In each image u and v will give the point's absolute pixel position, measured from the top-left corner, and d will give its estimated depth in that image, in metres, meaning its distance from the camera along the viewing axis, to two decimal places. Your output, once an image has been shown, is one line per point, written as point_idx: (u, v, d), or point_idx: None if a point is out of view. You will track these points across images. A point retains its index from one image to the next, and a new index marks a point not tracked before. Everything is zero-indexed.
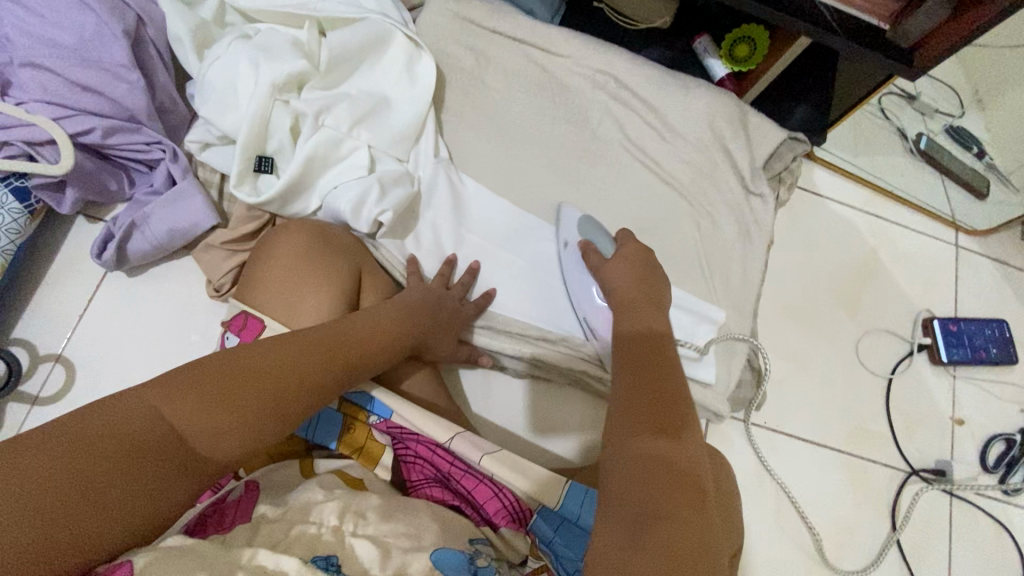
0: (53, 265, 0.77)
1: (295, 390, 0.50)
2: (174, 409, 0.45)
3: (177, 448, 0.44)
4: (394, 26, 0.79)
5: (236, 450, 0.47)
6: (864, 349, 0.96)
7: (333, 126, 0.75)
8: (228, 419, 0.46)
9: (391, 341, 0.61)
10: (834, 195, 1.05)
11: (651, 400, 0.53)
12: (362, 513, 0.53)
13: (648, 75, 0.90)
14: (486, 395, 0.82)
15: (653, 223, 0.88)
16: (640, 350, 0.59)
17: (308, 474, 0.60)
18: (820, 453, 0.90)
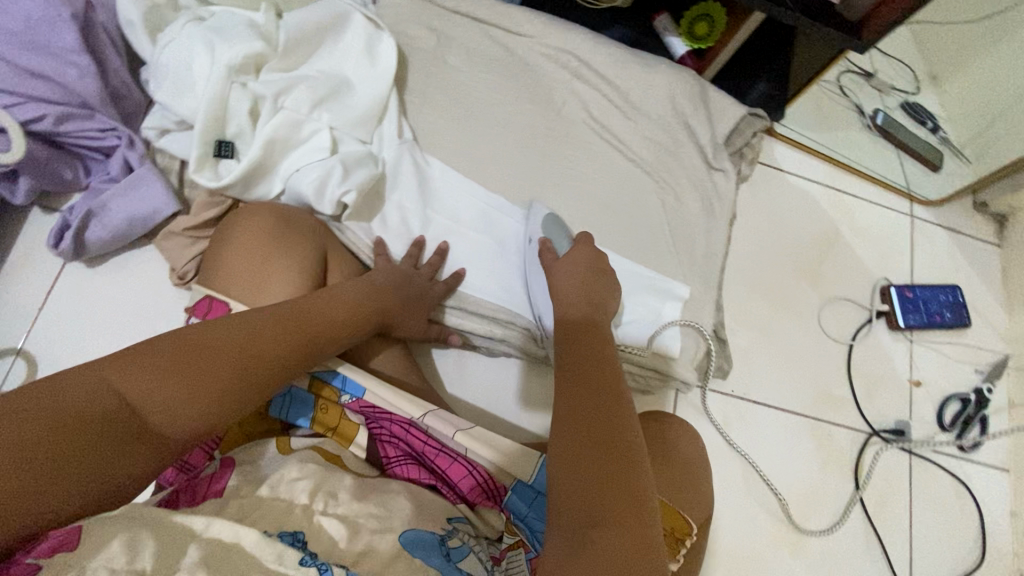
0: (9, 258, 0.75)
1: (260, 363, 0.51)
2: (132, 381, 0.45)
3: (136, 421, 0.44)
4: (353, 7, 0.79)
5: (197, 423, 0.47)
6: (826, 318, 0.99)
7: (294, 108, 0.75)
8: (189, 390, 0.46)
9: (357, 320, 0.62)
10: (796, 169, 1.07)
11: (582, 393, 0.53)
12: (334, 494, 0.55)
13: (610, 54, 0.91)
14: (459, 375, 0.82)
15: (619, 199, 0.89)
16: (581, 342, 0.59)
17: (286, 450, 0.60)
18: (786, 419, 0.93)
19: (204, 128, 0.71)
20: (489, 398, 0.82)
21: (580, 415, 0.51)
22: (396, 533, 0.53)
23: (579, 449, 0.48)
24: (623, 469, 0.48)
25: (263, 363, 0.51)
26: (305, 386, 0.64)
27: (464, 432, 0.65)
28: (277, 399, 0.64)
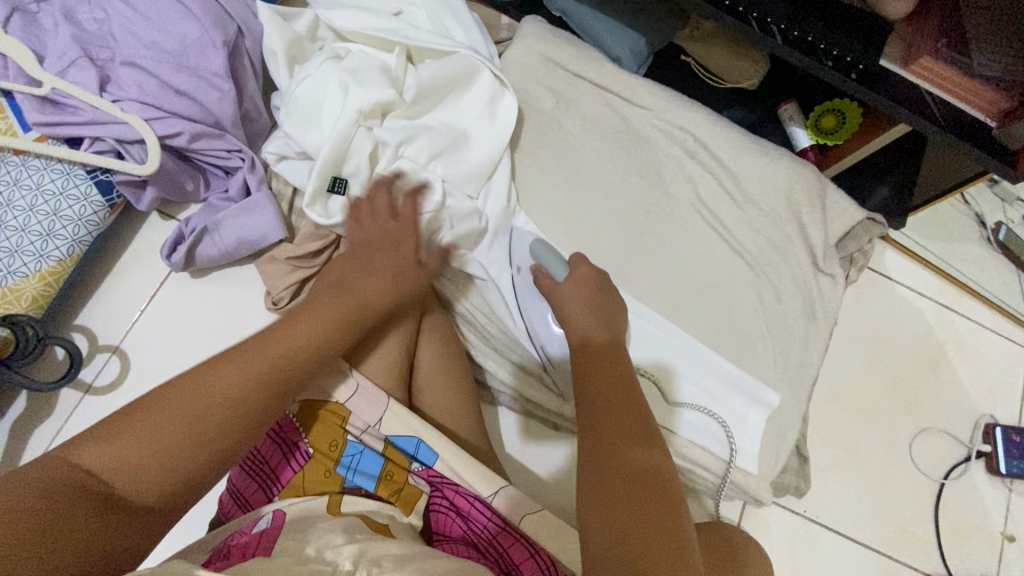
0: (123, 257, 0.79)
1: (226, 391, 0.48)
2: (95, 456, 0.44)
3: (112, 493, 0.44)
4: (483, 63, 0.79)
5: (179, 467, 0.46)
6: (917, 448, 0.91)
7: (412, 158, 0.76)
8: (155, 453, 0.45)
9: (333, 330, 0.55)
10: (904, 280, 1.00)
11: (599, 415, 0.52)
12: (379, 562, 0.49)
13: (730, 138, 0.88)
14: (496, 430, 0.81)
15: (715, 290, 0.85)
16: (604, 360, 0.57)
17: (334, 513, 0.56)
18: (859, 552, 0.86)
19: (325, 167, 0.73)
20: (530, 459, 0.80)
21: (590, 412, 0.53)
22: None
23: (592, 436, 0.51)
24: (651, 485, 0.48)
25: (226, 408, 0.48)
26: (378, 447, 0.62)
27: (533, 515, 0.59)
28: (346, 456, 0.61)
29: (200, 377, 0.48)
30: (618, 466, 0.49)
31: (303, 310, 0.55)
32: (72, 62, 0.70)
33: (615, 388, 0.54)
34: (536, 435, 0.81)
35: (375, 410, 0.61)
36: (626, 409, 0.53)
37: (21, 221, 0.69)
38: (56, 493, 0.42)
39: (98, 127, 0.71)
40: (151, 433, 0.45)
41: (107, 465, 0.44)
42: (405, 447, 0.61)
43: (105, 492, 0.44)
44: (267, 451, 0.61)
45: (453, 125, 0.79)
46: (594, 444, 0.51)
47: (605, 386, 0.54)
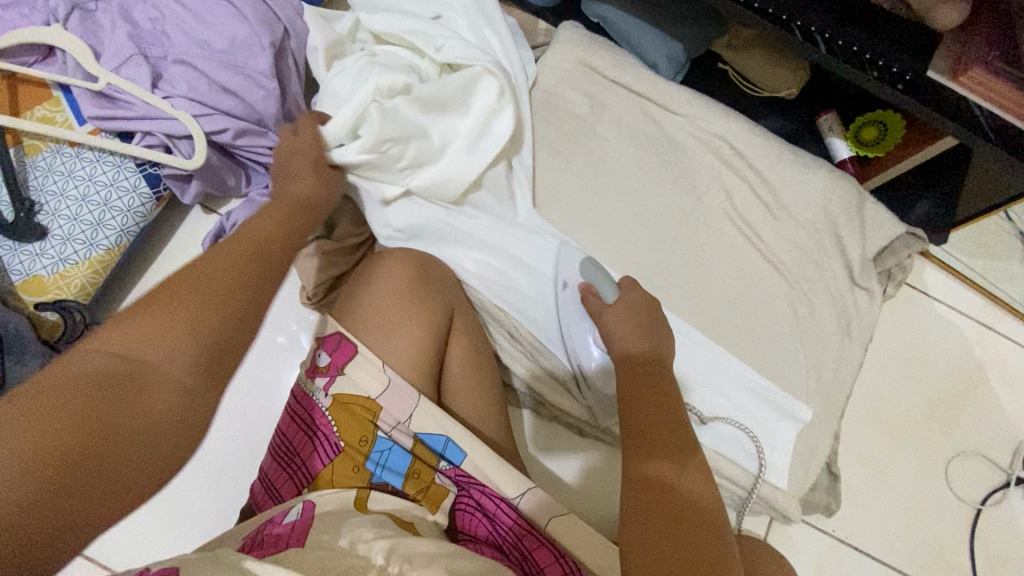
0: (167, 248, 0.81)
1: (212, 272, 0.48)
2: (103, 343, 0.43)
3: (132, 371, 0.43)
4: (493, 72, 0.79)
5: (193, 335, 0.45)
6: (955, 473, 0.88)
7: (393, 159, 0.74)
8: (172, 325, 0.45)
9: (290, 223, 0.57)
10: (945, 298, 0.97)
11: (634, 438, 0.52)
12: (410, 558, 0.49)
13: (767, 147, 0.87)
14: (520, 433, 0.81)
15: (748, 301, 0.84)
16: (641, 376, 0.56)
17: (361, 509, 0.57)
18: None
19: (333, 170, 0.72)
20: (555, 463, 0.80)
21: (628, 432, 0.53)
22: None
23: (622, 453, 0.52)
24: (683, 518, 0.46)
25: (225, 280, 0.48)
26: (405, 445, 0.62)
27: (558, 519, 0.58)
28: (375, 452, 0.62)
29: (182, 271, 0.48)
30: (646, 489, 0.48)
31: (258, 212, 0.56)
32: (128, 59, 0.73)
33: (655, 410, 0.53)
34: (555, 437, 0.81)
35: (405, 408, 0.61)
36: (668, 439, 0.51)
37: (74, 210, 0.72)
38: (85, 372, 0.41)
39: (148, 122, 0.73)
40: (164, 309, 0.45)
41: (127, 345, 0.43)
42: (434, 446, 0.62)
43: (131, 366, 0.43)
44: (297, 443, 0.63)
45: (450, 130, 0.78)
46: (626, 465, 0.51)
47: (642, 406, 0.54)
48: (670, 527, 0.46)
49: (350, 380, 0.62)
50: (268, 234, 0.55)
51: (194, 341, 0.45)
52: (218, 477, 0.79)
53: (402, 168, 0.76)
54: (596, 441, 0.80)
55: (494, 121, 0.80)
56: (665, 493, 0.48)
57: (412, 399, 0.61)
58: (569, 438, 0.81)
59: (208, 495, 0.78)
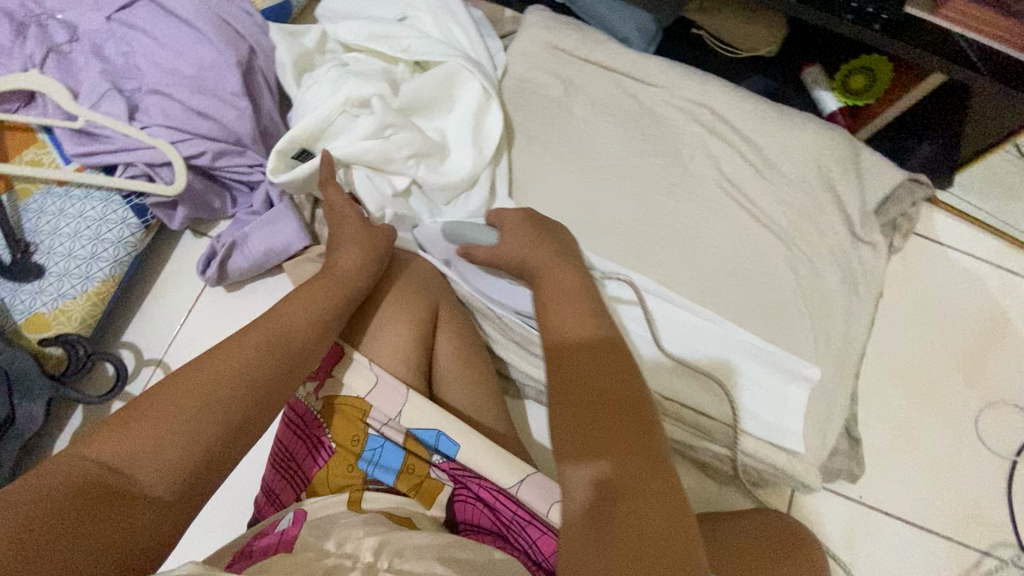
0: (161, 275, 0.83)
1: (224, 373, 0.49)
2: (102, 448, 0.43)
3: (124, 482, 0.42)
4: (472, 73, 0.79)
5: (186, 446, 0.44)
6: (986, 424, 0.84)
7: (394, 146, 0.74)
8: (164, 438, 0.44)
9: (317, 309, 0.58)
10: (958, 243, 0.93)
11: (585, 411, 0.49)
12: (401, 553, 0.50)
13: (750, 109, 0.84)
14: (523, 422, 0.81)
15: (747, 266, 0.82)
16: (583, 342, 0.53)
17: (354, 508, 0.57)
18: (925, 539, 0.80)
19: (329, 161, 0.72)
20: None
21: (581, 405, 0.49)
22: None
23: (573, 434, 0.48)
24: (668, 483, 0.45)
25: (233, 387, 0.48)
26: (398, 441, 0.62)
27: (559, 505, 0.59)
28: (368, 449, 0.62)
29: (195, 366, 0.49)
30: (629, 459, 0.46)
31: (287, 300, 0.57)
32: (104, 94, 0.75)
33: (604, 377, 0.51)
34: None
35: (394, 405, 0.62)
36: (626, 403, 0.49)
37: (67, 246, 0.74)
38: (67, 484, 0.40)
39: (128, 153, 0.75)
40: (160, 415, 0.45)
41: (119, 454, 0.43)
42: (426, 440, 0.62)
43: (117, 483, 0.42)
44: (294, 452, 0.63)
45: (442, 132, 0.79)
46: (588, 460, 0.47)
47: (588, 377, 0.51)
48: (663, 494, 0.44)
49: (340, 383, 0.63)
50: (293, 321, 0.56)
51: (181, 458, 0.44)
52: (230, 494, 0.79)
53: (404, 155, 0.75)
54: None
55: (483, 121, 0.80)
56: (643, 459, 0.46)
57: (401, 395, 0.62)
58: None
59: (221, 512, 0.79)
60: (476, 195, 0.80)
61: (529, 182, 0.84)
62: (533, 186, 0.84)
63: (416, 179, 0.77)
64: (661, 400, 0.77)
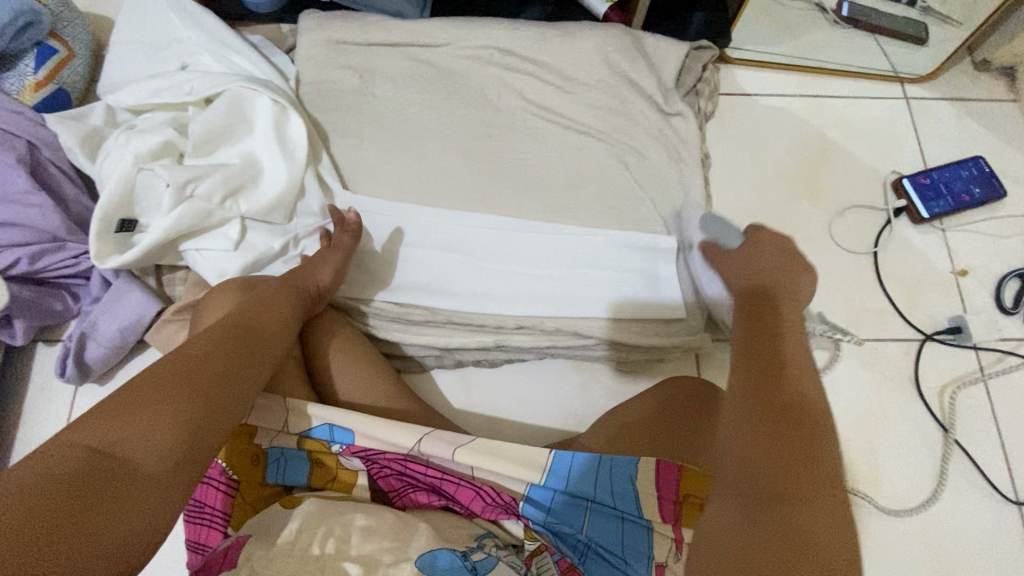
0: (28, 395, 0.80)
1: (207, 359, 0.52)
2: (94, 431, 0.44)
3: (117, 460, 0.43)
4: (257, 89, 0.79)
5: (178, 422, 0.46)
6: (840, 232, 0.92)
7: (205, 196, 0.74)
8: (152, 417, 0.45)
9: (282, 313, 0.63)
10: (764, 90, 1.01)
11: (769, 405, 0.49)
12: (347, 537, 0.54)
13: (531, 35, 0.89)
14: (433, 392, 0.81)
15: (582, 174, 0.86)
16: (762, 334, 0.57)
17: (291, 505, 0.59)
18: (825, 349, 0.86)
19: (153, 243, 0.73)
20: (480, 406, 0.80)
21: (765, 402, 0.49)
22: (412, 559, 0.52)
23: (761, 424, 0.48)
24: (833, 490, 0.45)
25: (213, 372, 0.51)
26: (295, 444, 0.63)
27: (463, 448, 0.60)
28: (273, 462, 0.63)
29: (180, 355, 0.51)
30: (776, 449, 0.46)
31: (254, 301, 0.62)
32: None
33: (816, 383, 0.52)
34: (472, 382, 0.81)
35: (277, 416, 0.62)
36: (829, 405, 0.50)
37: None
38: (56, 468, 0.41)
39: None
40: (148, 395, 0.47)
41: (107, 437, 0.44)
42: (322, 437, 0.62)
43: (111, 463, 0.43)
44: (198, 495, 0.61)
45: (251, 154, 0.79)
46: (770, 388, 0.50)
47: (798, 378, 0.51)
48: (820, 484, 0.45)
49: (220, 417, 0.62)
50: (262, 317, 0.60)
51: (174, 429, 0.46)
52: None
53: (218, 200, 0.75)
54: (509, 363, 0.82)
55: (289, 132, 0.81)
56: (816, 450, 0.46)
57: (281, 406, 0.62)
58: (483, 374, 0.82)
59: None
60: (308, 204, 0.81)
61: (357, 172, 0.85)
62: (362, 174, 0.85)
63: (243, 217, 0.77)
64: (544, 320, 0.79)
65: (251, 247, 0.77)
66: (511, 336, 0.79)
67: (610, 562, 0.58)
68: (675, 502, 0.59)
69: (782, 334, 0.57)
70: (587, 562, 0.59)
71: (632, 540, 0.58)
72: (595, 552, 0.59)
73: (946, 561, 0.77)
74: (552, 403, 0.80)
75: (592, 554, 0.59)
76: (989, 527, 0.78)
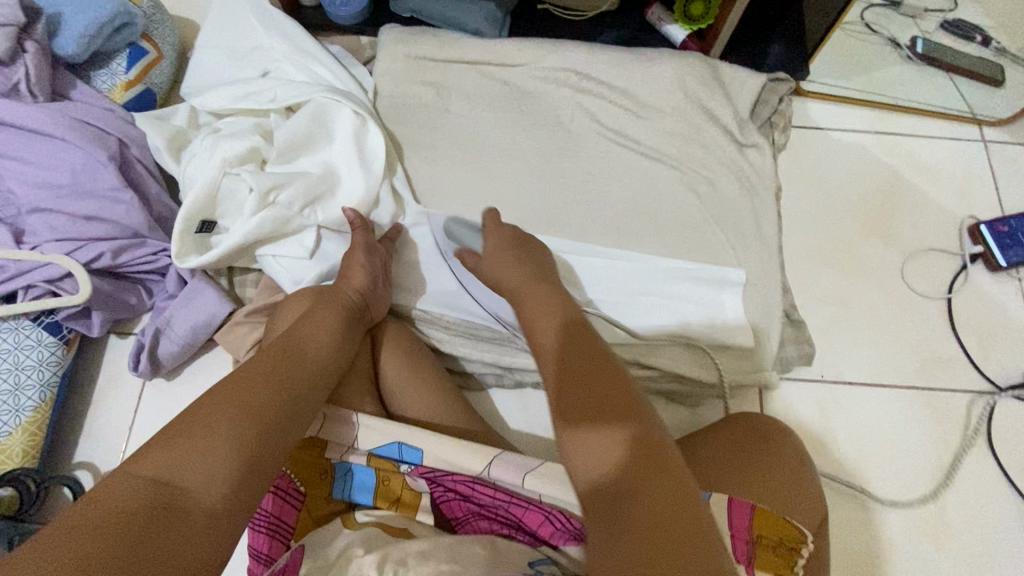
0: (97, 384, 0.81)
1: (258, 386, 0.52)
2: (154, 462, 0.44)
3: (176, 493, 0.43)
4: (340, 100, 0.80)
5: (233, 452, 0.47)
6: (912, 274, 0.90)
7: (284, 204, 0.76)
8: (207, 448, 0.46)
9: (334, 334, 0.63)
10: (837, 124, 0.99)
11: (605, 421, 0.47)
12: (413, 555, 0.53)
13: (608, 60, 0.90)
14: (491, 412, 0.80)
15: (652, 201, 0.86)
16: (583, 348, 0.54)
17: (349, 526, 0.60)
18: (893, 395, 0.84)
19: (232, 247, 0.75)
20: (538, 429, 0.80)
21: (603, 421, 0.47)
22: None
23: (611, 442, 0.46)
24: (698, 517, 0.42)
25: (266, 401, 0.51)
26: (364, 460, 0.62)
27: (532, 473, 0.60)
28: (341, 476, 0.63)
29: (233, 382, 0.52)
30: (624, 476, 0.44)
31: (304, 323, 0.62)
32: None
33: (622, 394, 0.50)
34: (530, 404, 0.81)
35: (348, 432, 0.62)
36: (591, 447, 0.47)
37: None
38: (119, 501, 0.41)
39: (27, 276, 0.75)
40: (203, 425, 0.47)
41: (165, 469, 0.44)
42: (390, 455, 0.62)
43: (170, 495, 0.43)
44: (270, 508, 0.60)
45: (329, 163, 0.80)
46: (574, 438, 0.47)
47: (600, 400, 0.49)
48: (668, 494, 0.43)
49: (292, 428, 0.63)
50: (311, 340, 0.60)
51: (230, 461, 0.46)
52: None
53: (296, 208, 0.77)
54: None
55: (367, 144, 0.82)
56: (658, 460, 0.45)
57: (355, 421, 0.63)
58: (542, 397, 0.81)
59: None
60: (381, 216, 0.81)
61: (428, 185, 0.86)
62: (433, 188, 0.86)
63: (318, 225, 0.79)
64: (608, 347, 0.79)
65: (325, 256, 0.78)
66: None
67: None
68: (749, 541, 0.57)
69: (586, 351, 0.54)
70: None
71: None
72: None
73: None
74: None
75: None
76: None
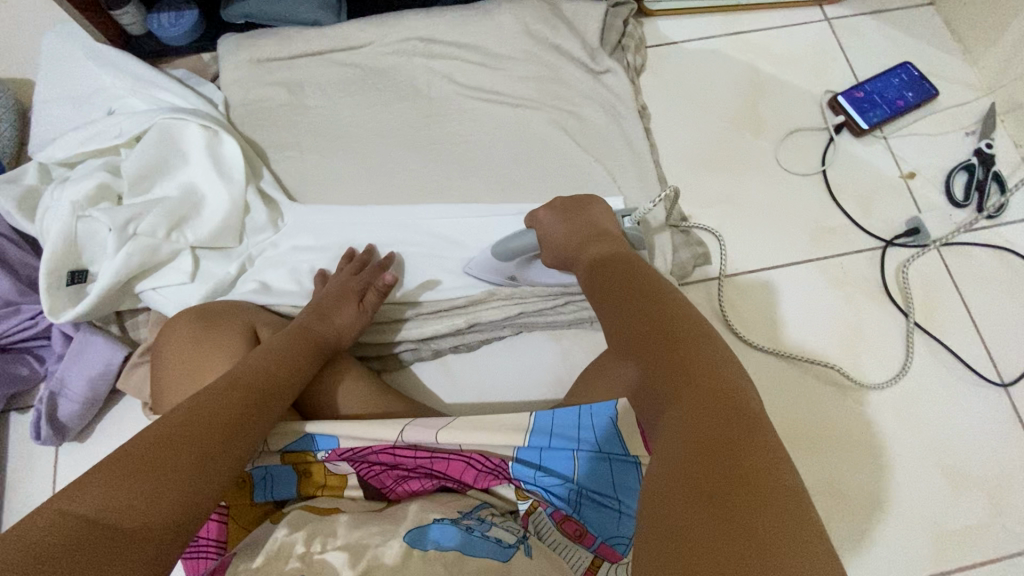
0: (9, 467, 0.78)
1: (215, 415, 0.50)
2: (93, 494, 0.41)
3: (112, 529, 0.40)
4: (183, 118, 0.78)
5: (180, 483, 0.44)
6: (787, 157, 0.93)
7: (148, 233, 0.74)
8: (153, 481, 0.43)
9: (289, 367, 0.60)
10: (688, 35, 1.02)
11: (665, 361, 0.46)
12: (331, 533, 0.53)
13: (449, 19, 0.90)
14: (417, 388, 0.79)
15: (525, 146, 0.87)
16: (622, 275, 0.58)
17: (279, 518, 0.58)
18: (792, 272, 0.87)
19: (105, 289, 0.72)
20: (467, 391, 0.79)
21: (650, 339, 0.49)
22: (400, 536, 0.51)
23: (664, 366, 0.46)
24: (734, 397, 0.43)
25: (220, 430, 0.50)
26: (279, 459, 0.62)
27: (445, 428, 0.60)
28: (258, 482, 0.62)
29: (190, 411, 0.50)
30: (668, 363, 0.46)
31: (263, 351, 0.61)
32: None
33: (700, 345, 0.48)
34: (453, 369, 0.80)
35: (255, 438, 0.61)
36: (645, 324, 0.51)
37: None
38: (44, 539, 0.37)
39: None
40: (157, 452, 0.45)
41: (107, 502, 0.41)
42: (306, 446, 0.62)
43: (109, 532, 0.40)
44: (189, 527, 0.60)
45: (188, 184, 0.78)
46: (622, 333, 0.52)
47: (679, 340, 0.48)
48: (711, 386, 0.43)
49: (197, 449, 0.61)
50: (270, 368, 0.59)
51: (177, 493, 0.44)
52: None
53: (165, 234, 0.75)
54: (489, 343, 0.81)
55: (222, 155, 0.80)
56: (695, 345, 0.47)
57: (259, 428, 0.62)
58: (463, 358, 0.81)
59: None
60: (256, 220, 0.80)
61: (302, 182, 0.85)
62: (308, 183, 0.85)
63: (192, 247, 0.77)
64: (510, 291, 0.79)
65: (210, 276, 0.77)
66: (480, 313, 0.79)
67: (604, 505, 0.58)
68: None
69: (601, 279, 0.60)
70: (581, 510, 0.58)
71: (622, 479, 0.59)
72: (588, 498, 0.59)
73: (946, 453, 0.78)
74: (536, 372, 0.80)
75: (584, 502, 0.58)
76: (978, 411, 0.80)
